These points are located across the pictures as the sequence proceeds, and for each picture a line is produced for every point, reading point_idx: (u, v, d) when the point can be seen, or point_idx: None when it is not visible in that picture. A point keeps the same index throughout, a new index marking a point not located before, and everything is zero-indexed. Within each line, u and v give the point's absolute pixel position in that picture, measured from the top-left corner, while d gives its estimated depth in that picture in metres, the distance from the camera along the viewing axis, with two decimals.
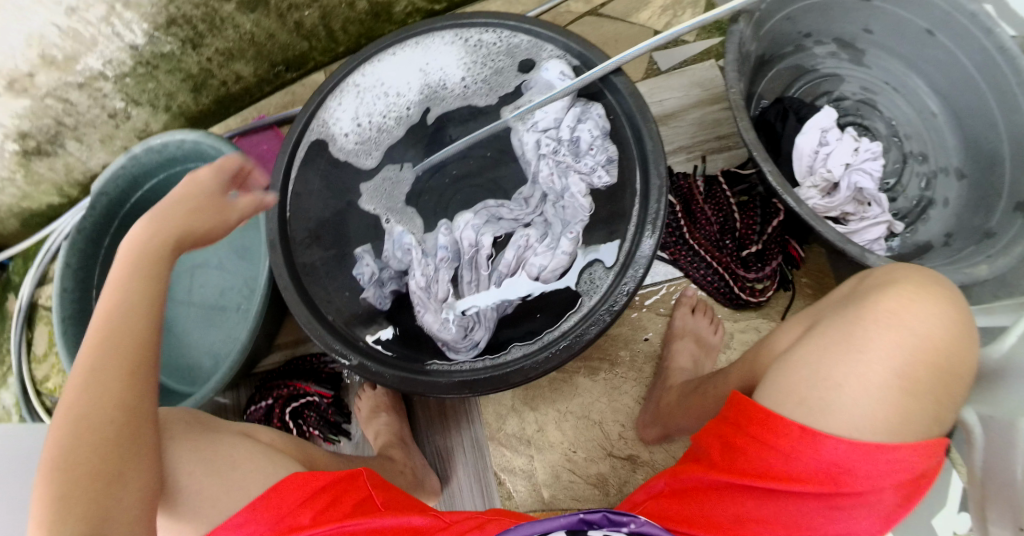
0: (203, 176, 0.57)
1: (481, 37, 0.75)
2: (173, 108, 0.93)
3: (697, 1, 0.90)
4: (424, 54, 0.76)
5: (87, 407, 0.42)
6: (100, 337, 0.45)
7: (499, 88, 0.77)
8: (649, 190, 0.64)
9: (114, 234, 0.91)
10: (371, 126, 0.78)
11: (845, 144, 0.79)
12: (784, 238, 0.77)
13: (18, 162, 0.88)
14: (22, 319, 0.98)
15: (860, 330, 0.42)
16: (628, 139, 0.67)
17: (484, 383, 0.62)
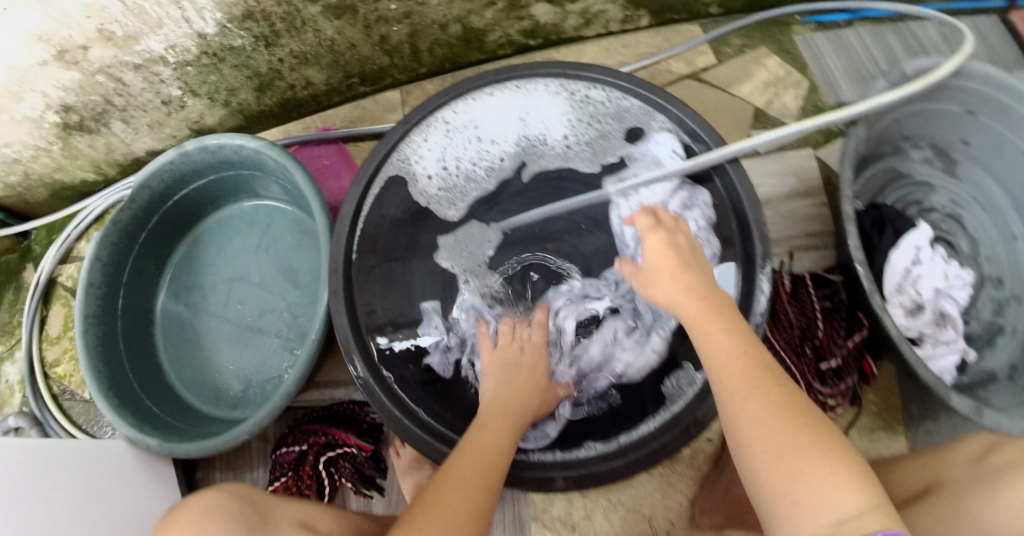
0: (533, 345, 0.65)
1: (589, 94, 0.72)
2: (233, 105, 0.88)
3: (800, 81, 0.90)
4: (526, 102, 0.73)
5: (444, 508, 0.47)
6: (471, 458, 0.52)
7: (604, 153, 0.71)
8: (752, 297, 0.62)
9: (150, 230, 0.84)
10: (459, 172, 0.73)
11: (936, 267, 0.80)
12: (862, 355, 0.75)
13: (57, 135, 0.81)
14: (39, 297, 0.93)
15: (983, 502, 0.49)
16: (734, 233, 0.65)
17: (560, 475, 0.59)
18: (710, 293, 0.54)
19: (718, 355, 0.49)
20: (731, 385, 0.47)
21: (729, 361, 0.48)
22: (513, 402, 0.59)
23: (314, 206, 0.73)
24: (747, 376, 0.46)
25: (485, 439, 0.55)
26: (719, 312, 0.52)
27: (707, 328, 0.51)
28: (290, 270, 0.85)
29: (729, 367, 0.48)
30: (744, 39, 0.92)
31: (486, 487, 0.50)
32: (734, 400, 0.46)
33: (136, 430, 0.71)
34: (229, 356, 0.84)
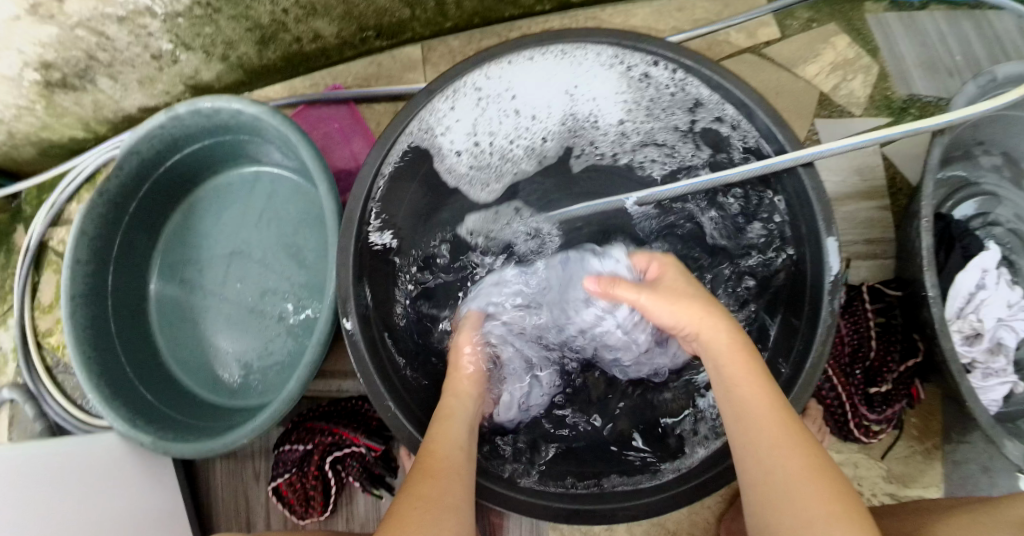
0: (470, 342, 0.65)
1: (649, 71, 0.62)
2: (231, 58, 0.78)
3: (870, 67, 0.82)
4: (574, 76, 0.66)
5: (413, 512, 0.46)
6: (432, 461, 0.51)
7: (648, 141, 0.70)
8: (812, 331, 0.58)
9: (141, 200, 0.76)
10: (498, 151, 0.70)
11: (1004, 293, 0.77)
12: (911, 380, 0.73)
13: (39, 93, 0.77)
14: (29, 263, 0.90)
15: None
16: (805, 271, 0.60)
17: (568, 510, 0.56)
18: (741, 335, 0.53)
19: (749, 400, 0.49)
20: (766, 432, 0.47)
21: (763, 409, 0.48)
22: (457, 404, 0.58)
23: (316, 175, 0.64)
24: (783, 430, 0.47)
25: (438, 433, 0.54)
26: (750, 355, 0.52)
27: (742, 372, 0.50)
28: (295, 248, 0.78)
29: (761, 413, 0.48)
30: (812, 12, 0.83)
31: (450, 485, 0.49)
32: (768, 448, 0.46)
33: (130, 427, 0.66)
34: (229, 338, 0.78)
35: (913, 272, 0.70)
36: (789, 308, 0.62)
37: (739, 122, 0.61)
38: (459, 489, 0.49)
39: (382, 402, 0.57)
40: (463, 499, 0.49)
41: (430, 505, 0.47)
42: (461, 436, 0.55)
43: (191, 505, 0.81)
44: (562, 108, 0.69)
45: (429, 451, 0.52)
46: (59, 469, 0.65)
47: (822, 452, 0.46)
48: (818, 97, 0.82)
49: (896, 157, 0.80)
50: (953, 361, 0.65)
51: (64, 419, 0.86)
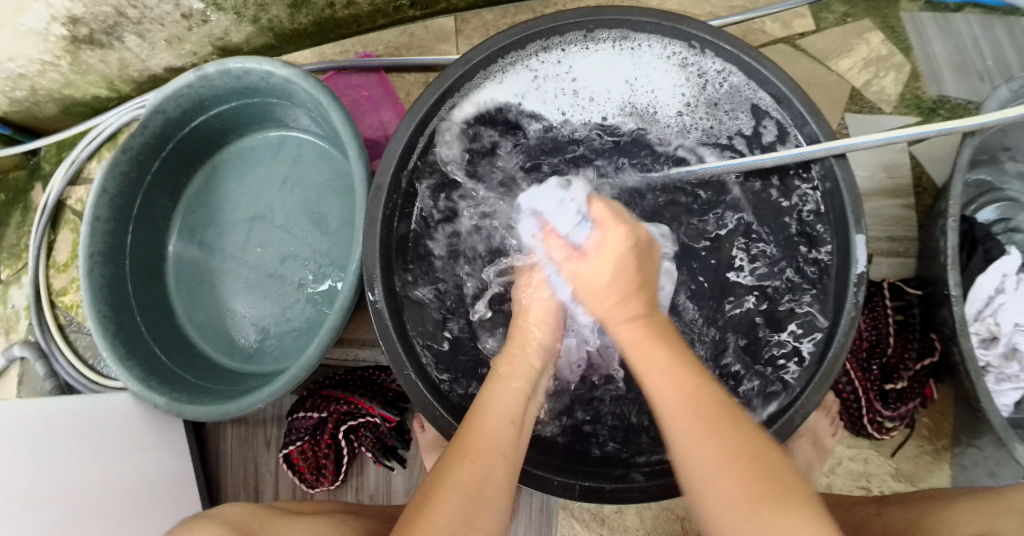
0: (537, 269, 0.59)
1: (701, 64, 0.63)
2: (262, 21, 0.78)
3: (903, 64, 0.81)
4: (637, 68, 0.65)
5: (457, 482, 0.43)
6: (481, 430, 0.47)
7: (714, 140, 0.67)
8: (836, 329, 0.57)
9: (164, 160, 0.76)
10: (550, 137, 0.69)
11: None
12: (926, 380, 0.73)
13: (65, 49, 0.77)
14: (47, 220, 0.89)
15: None
16: (836, 260, 0.59)
17: (575, 485, 0.56)
18: (651, 322, 0.50)
19: (665, 392, 0.44)
20: (681, 428, 0.42)
21: (675, 398, 0.43)
22: (521, 357, 0.54)
23: (347, 142, 0.64)
24: (694, 419, 0.42)
25: (494, 401, 0.50)
26: (659, 339, 0.48)
27: (651, 361, 0.46)
28: (318, 217, 0.78)
29: (674, 405, 0.43)
30: (848, 7, 0.83)
31: (500, 460, 0.46)
32: (686, 444, 0.42)
33: (145, 387, 0.66)
34: (248, 304, 0.78)
35: (934, 271, 0.69)
36: (825, 303, 0.60)
37: (778, 112, 0.60)
38: (501, 474, 0.45)
39: (400, 375, 0.57)
40: (506, 484, 0.45)
41: (467, 495, 0.42)
42: (516, 407, 0.50)
43: (200, 469, 0.81)
44: (620, 99, 0.68)
45: (476, 423, 0.48)
46: (75, 428, 0.65)
47: (762, 458, 0.40)
48: (849, 91, 0.82)
49: (924, 156, 0.80)
50: (971, 362, 0.64)
51: (75, 379, 0.86)
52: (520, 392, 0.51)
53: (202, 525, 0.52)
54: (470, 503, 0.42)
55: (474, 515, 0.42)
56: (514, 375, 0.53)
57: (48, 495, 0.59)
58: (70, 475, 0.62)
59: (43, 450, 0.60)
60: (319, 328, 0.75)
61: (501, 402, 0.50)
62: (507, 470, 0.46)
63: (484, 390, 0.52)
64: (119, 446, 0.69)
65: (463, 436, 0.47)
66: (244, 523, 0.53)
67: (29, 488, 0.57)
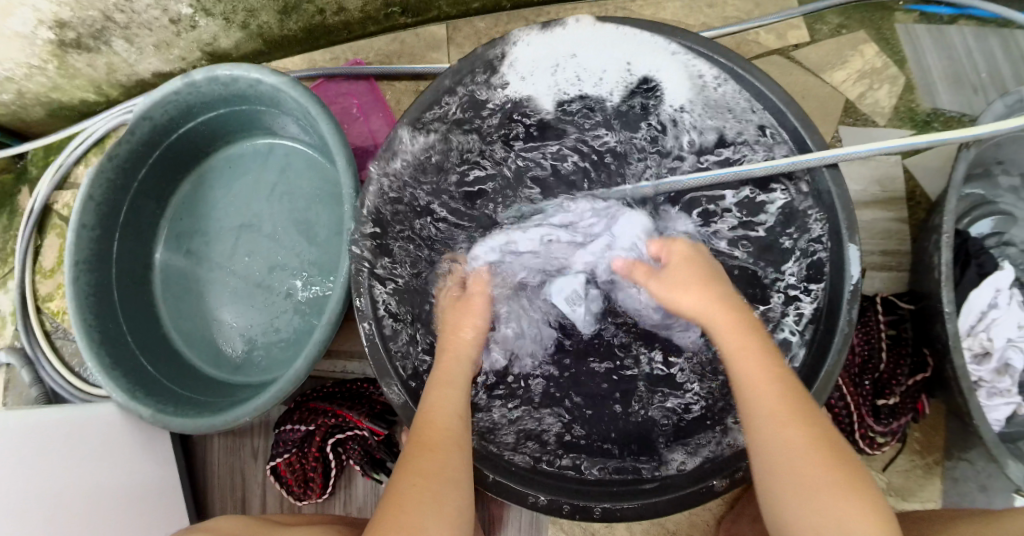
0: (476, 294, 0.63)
1: (699, 76, 0.61)
2: (251, 26, 0.77)
3: (897, 76, 0.81)
4: (636, 64, 0.63)
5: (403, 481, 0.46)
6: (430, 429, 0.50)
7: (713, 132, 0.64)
8: (828, 349, 0.57)
9: (151, 166, 0.75)
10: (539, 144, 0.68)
11: (1018, 314, 0.75)
12: (918, 395, 0.72)
13: (52, 53, 0.76)
14: (33, 225, 0.88)
15: None
16: (828, 272, 0.59)
17: (575, 508, 0.56)
18: (740, 314, 0.53)
19: (753, 381, 0.48)
20: (764, 412, 0.46)
21: (758, 389, 0.47)
22: (453, 369, 0.56)
23: (335, 152, 0.63)
24: (780, 410, 0.46)
25: (437, 404, 0.52)
26: (745, 324, 0.52)
27: (742, 353, 0.50)
28: (306, 225, 0.77)
29: (761, 390, 0.47)
30: (843, 18, 0.82)
31: (445, 454, 0.48)
32: (770, 432, 0.45)
33: (130, 398, 0.65)
34: (234, 313, 0.77)
35: (928, 286, 0.69)
36: (819, 312, 0.59)
37: (771, 126, 0.59)
38: (457, 461, 0.48)
39: (392, 397, 0.57)
40: (462, 468, 0.48)
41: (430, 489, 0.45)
42: (460, 403, 0.53)
43: (187, 478, 0.80)
44: (614, 88, 0.66)
45: (428, 422, 0.50)
46: (60, 440, 0.64)
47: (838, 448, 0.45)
48: (844, 103, 0.81)
49: (917, 169, 0.79)
50: (963, 379, 0.64)
51: (62, 388, 0.84)
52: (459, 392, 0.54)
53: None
54: (424, 496, 0.44)
55: (439, 494, 0.45)
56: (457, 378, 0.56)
57: (30, 510, 0.58)
58: (55, 487, 0.61)
59: (26, 465, 0.59)
60: (306, 339, 0.74)
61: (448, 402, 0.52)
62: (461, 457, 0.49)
63: (429, 386, 0.55)
64: (110, 458, 0.68)
65: (418, 436, 0.50)
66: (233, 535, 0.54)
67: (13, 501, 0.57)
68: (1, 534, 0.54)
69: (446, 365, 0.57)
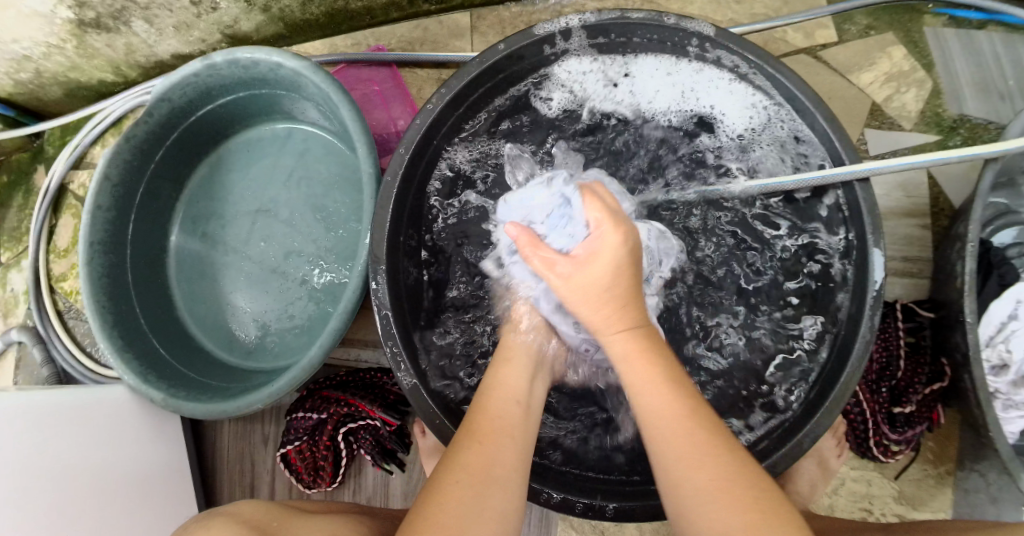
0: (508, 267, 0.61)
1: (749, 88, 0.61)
2: (272, 10, 0.76)
3: (925, 80, 0.80)
4: (694, 77, 0.64)
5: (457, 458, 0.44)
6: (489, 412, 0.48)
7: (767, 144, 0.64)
8: (848, 355, 0.56)
9: (168, 148, 0.75)
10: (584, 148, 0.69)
11: None
12: (935, 403, 0.72)
13: (72, 32, 0.75)
14: (49, 205, 0.88)
15: None
16: (851, 277, 0.58)
17: (584, 507, 0.55)
18: (650, 335, 0.47)
19: (657, 411, 0.43)
20: (676, 451, 0.41)
21: (669, 423, 0.42)
22: (518, 354, 0.56)
23: (357, 139, 0.63)
24: (695, 445, 0.41)
25: (498, 388, 0.51)
26: (653, 357, 0.45)
27: (645, 377, 0.44)
28: (324, 211, 0.77)
29: (675, 420, 0.42)
30: (872, 19, 0.81)
31: (507, 439, 0.46)
32: (680, 467, 0.41)
33: (142, 381, 0.65)
34: (250, 297, 0.77)
35: (949, 294, 0.68)
36: (841, 318, 0.59)
37: (806, 130, 0.59)
38: (510, 455, 0.45)
39: (400, 379, 0.56)
40: (518, 462, 0.45)
41: (479, 483, 0.42)
42: (519, 390, 0.51)
43: (196, 461, 0.80)
44: (669, 101, 0.66)
45: (483, 408, 0.48)
46: (67, 421, 0.63)
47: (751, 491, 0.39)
48: (870, 106, 0.80)
49: (942, 175, 0.78)
50: (982, 389, 0.63)
51: (73, 368, 0.85)
52: (522, 381, 0.52)
53: (220, 522, 0.50)
54: (479, 480, 0.42)
55: (488, 489, 0.42)
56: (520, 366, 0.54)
57: (39, 491, 0.57)
58: (69, 471, 0.61)
59: (39, 448, 0.59)
60: (320, 326, 0.74)
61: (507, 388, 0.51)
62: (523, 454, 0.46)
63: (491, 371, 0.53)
64: (121, 443, 0.68)
65: (472, 420, 0.47)
66: (261, 521, 0.51)
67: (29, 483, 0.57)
68: (18, 515, 0.54)
69: (518, 357, 0.55)
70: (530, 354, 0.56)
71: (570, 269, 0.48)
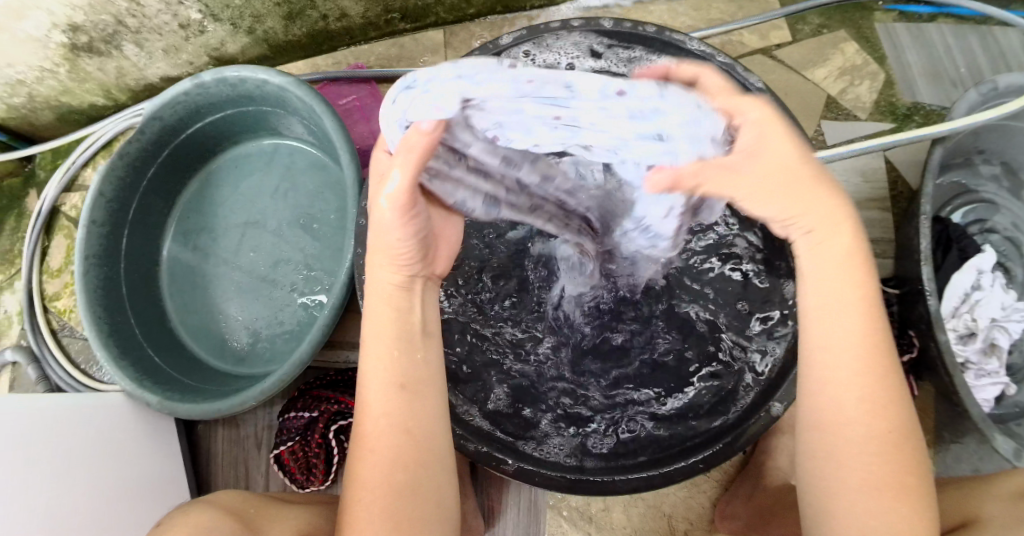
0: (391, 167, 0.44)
1: None
2: (257, 32, 0.81)
3: (877, 73, 0.85)
4: None
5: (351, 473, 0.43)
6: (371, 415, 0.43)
7: None
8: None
9: (159, 165, 0.78)
10: None
11: (998, 294, 0.78)
12: (906, 375, 0.75)
13: (64, 56, 0.79)
14: (42, 225, 0.91)
15: None
16: None
17: (559, 480, 0.56)
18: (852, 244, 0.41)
19: (827, 340, 0.40)
20: (869, 431, 0.38)
21: (861, 405, 0.39)
22: (382, 317, 0.44)
23: (340, 147, 0.66)
24: (881, 437, 0.38)
25: (375, 377, 0.43)
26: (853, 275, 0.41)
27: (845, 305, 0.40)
28: (309, 222, 0.80)
29: (835, 353, 0.40)
30: (823, 18, 0.86)
31: (396, 457, 0.41)
32: (821, 386, 0.40)
33: (138, 386, 0.67)
34: (239, 306, 0.79)
35: (910, 269, 0.72)
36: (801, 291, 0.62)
37: None
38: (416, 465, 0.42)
39: None
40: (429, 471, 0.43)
41: (399, 517, 0.41)
42: (396, 376, 0.43)
43: (191, 469, 0.81)
44: None
45: (366, 410, 0.43)
46: (74, 422, 0.66)
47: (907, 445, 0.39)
48: (826, 99, 0.85)
49: (898, 161, 0.83)
50: (948, 355, 0.66)
51: (69, 384, 0.86)
52: (398, 353, 0.43)
53: (199, 506, 0.53)
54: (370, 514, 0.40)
55: (404, 512, 0.41)
56: (406, 342, 0.44)
57: (58, 490, 0.60)
58: (87, 474, 0.64)
59: (57, 448, 0.62)
60: (309, 330, 0.76)
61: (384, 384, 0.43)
62: (428, 464, 0.43)
63: (365, 344, 0.44)
64: (132, 448, 0.72)
65: (359, 422, 0.43)
66: (239, 509, 0.55)
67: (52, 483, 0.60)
68: (43, 511, 0.58)
69: (385, 317, 0.44)
70: (400, 317, 0.44)
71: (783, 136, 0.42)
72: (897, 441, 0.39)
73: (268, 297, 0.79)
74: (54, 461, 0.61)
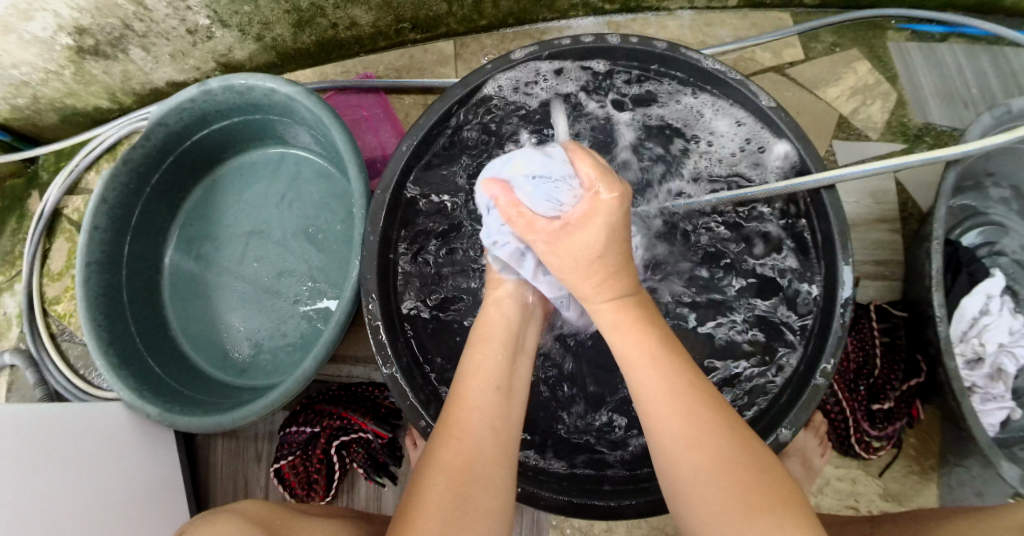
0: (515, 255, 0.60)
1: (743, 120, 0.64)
2: (265, 39, 0.80)
3: (888, 93, 0.84)
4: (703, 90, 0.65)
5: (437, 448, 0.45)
6: (471, 396, 0.48)
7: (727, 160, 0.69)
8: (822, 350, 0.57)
9: (164, 172, 0.77)
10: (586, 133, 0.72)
11: (1007, 319, 0.77)
12: (913, 400, 0.75)
13: (69, 59, 0.78)
14: (43, 228, 0.90)
15: None
16: (823, 276, 0.60)
17: (563, 503, 0.56)
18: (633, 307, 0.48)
19: (647, 388, 0.44)
20: (695, 460, 0.41)
21: (677, 445, 0.42)
22: (490, 327, 0.53)
23: (347, 159, 0.66)
24: (713, 467, 0.41)
25: (477, 366, 0.50)
26: (645, 327, 0.47)
27: (637, 358, 0.45)
28: (314, 232, 0.79)
29: (658, 406, 0.43)
30: (836, 37, 0.86)
31: (492, 440, 0.46)
32: (663, 444, 0.43)
33: (138, 397, 0.66)
34: (242, 316, 0.79)
35: (918, 293, 0.71)
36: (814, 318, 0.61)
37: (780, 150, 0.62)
38: (499, 456, 0.46)
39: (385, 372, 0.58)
40: (504, 471, 0.45)
41: (468, 498, 0.42)
42: (497, 370, 0.50)
43: (190, 480, 0.81)
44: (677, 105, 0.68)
45: (460, 398, 0.48)
46: (72, 432, 0.66)
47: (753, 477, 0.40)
48: (837, 119, 0.84)
49: (908, 182, 0.82)
50: (956, 381, 0.65)
51: (67, 389, 0.85)
52: (500, 356, 0.51)
53: (223, 518, 0.51)
54: (449, 486, 0.43)
55: (467, 495, 0.42)
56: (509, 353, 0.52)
57: (55, 502, 0.59)
58: (84, 486, 0.64)
59: (54, 458, 0.62)
60: (313, 343, 0.76)
61: (488, 374, 0.49)
62: (506, 462, 0.46)
63: (473, 344, 0.52)
64: (130, 458, 0.71)
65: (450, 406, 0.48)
66: (264, 519, 0.53)
67: (47, 495, 0.59)
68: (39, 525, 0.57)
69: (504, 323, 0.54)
70: (506, 330, 0.53)
71: (551, 240, 0.49)
72: (730, 475, 0.40)
73: (272, 308, 0.78)
74: (51, 473, 0.60)
